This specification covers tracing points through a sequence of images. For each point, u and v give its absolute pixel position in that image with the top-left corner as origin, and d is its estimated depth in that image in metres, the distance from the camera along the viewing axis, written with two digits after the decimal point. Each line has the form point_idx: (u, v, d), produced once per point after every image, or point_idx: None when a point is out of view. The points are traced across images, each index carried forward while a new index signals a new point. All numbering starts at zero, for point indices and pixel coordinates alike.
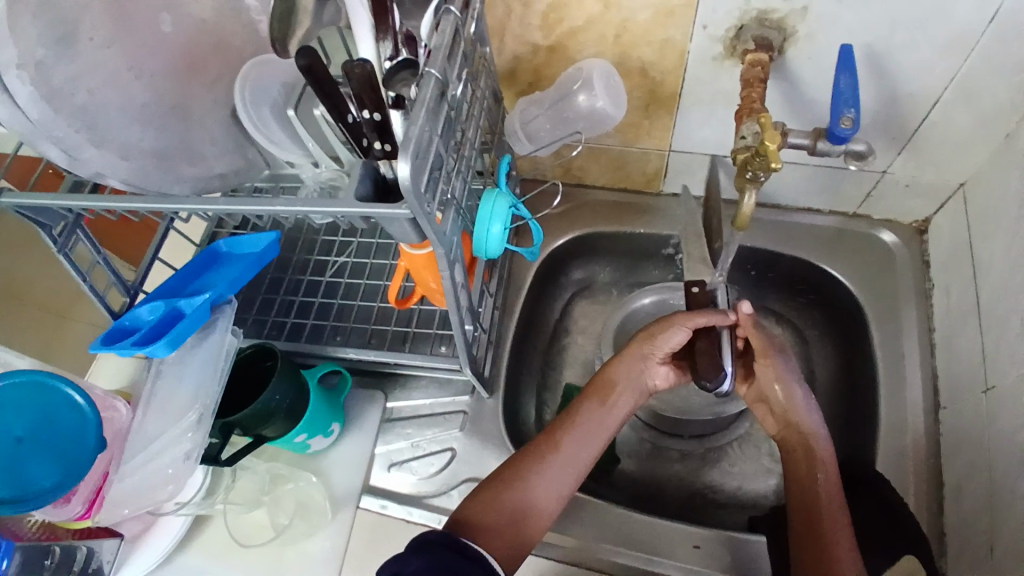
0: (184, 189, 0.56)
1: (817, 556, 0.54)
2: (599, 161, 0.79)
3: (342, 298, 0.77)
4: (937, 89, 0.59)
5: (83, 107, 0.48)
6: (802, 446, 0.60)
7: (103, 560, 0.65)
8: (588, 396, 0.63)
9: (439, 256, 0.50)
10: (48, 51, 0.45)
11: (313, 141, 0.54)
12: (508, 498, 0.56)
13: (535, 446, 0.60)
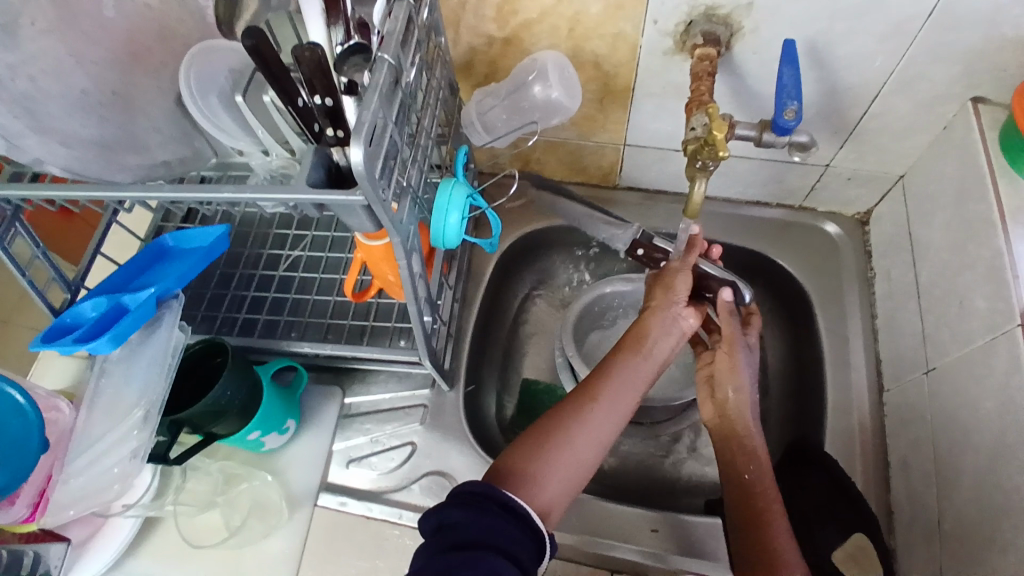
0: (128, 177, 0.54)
1: (757, 545, 0.56)
2: (556, 154, 0.79)
3: (297, 293, 0.75)
4: (876, 81, 0.63)
5: (21, 93, 0.46)
6: (734, 438, 0.61)
7: (51, 564, 0.62)
8: (619, 349, 0.60)
9: (395, 245, 0.50)
10: None
11: (263, 130, 0.53)
12: (535, 467, 0.51)
13: (565, 409, 0.55)
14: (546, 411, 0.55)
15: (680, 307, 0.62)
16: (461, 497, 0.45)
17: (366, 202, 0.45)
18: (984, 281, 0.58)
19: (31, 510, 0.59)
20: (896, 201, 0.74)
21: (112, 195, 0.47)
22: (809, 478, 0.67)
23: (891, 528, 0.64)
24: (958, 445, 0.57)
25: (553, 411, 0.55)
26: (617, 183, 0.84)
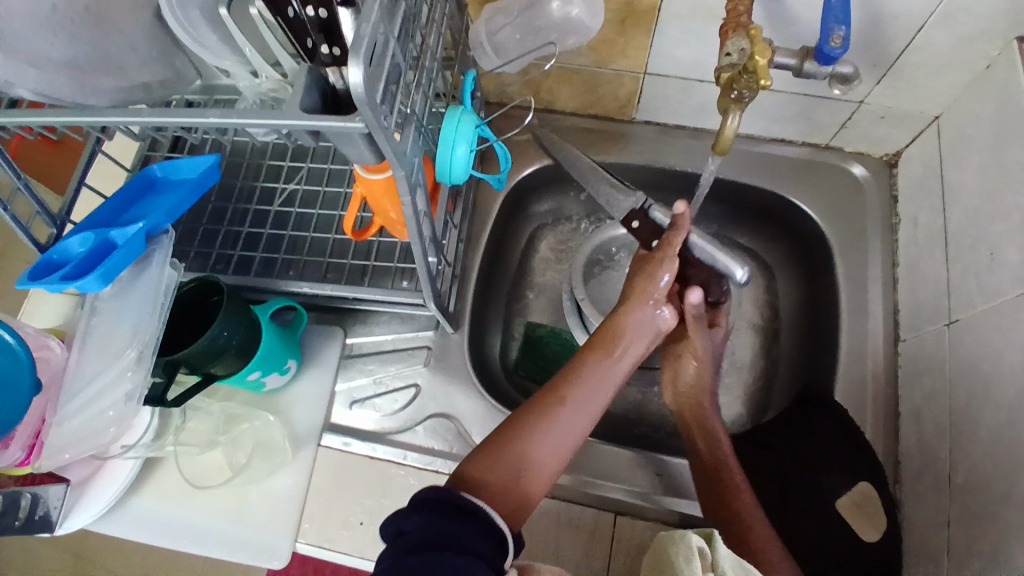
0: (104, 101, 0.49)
1: (718, 513, 0.56)
2: (571, 82, 0.74)
3: (293, 230, 0.71)
4: (924, 13, 0.56)
5: None
6: (698, 425, 0.64)
7: (50, 506, 0.62)
8: (591, 349, 0.58)
9: (399, 179, 0.46)
10: None
11: (250, 48, 0.48)
12: (509, 456, 0.49)
13: (539, 400, 0.53)
14: (513, 412, 0.53)
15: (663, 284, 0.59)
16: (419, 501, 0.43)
17: (367, 128, 0.41)
18: (1018, 230, 0.54)
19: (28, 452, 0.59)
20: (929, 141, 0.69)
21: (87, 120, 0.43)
22: (818, 427, 0.66)
23: (897, 477, 0.64)
24: (975, 399, 0.55)
25: (521, 411, 0.52)
26: (632, 116, 0.79)
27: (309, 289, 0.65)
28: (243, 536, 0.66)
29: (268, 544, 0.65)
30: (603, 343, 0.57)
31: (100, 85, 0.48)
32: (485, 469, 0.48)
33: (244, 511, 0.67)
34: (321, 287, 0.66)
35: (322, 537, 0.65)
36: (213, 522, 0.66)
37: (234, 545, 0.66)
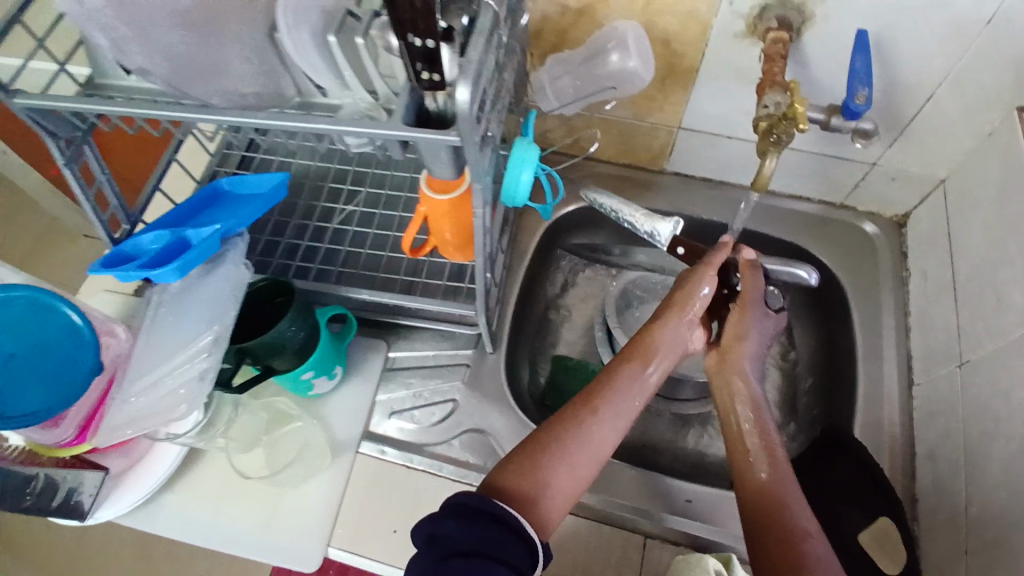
0: (221, 103, 0.55)
1: (777, 542, 0.51)
2: (610, 133, 0.81)
3: (349, 246, 0.76)
4: (934, 81, 0.65)
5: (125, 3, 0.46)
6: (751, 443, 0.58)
7: (84, 494, 0.63)
8: (626, 359, 0.61)
9: (476, 191, 0.52)
10: None
11: (352, 72, 0.54)
12: (544, 462, 0.52)
13: (573, 408, 0.57)
14: (549, 418, 0.57)
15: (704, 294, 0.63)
16: (453, 508, 0.45)
17: (460, 142, 0.47)
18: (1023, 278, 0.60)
19: (78, 432, 0.62)
20: (935, 204, 0.76)
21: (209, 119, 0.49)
22: (838, 461, 0.69)
23: (914, 513, 0.67)
24: (988, 434, 0.59)
25: (555, 420, 0.56)
26: (663, 167, 0.86)
27: (369, 295, 0.70)
28: (272, 540, 0.66)
29: (297, 549, 0.65)
30: (636, 355, 0.61)
31: (215, 88, 0.54)
32: (519, 476, 0.51)
33: (275, 516, 0.67)
34: (381, 295, 0.70)
35: (354, 545, 0.66)
36: (243, 524, 0.67)
37: (264, 549, 0.66)
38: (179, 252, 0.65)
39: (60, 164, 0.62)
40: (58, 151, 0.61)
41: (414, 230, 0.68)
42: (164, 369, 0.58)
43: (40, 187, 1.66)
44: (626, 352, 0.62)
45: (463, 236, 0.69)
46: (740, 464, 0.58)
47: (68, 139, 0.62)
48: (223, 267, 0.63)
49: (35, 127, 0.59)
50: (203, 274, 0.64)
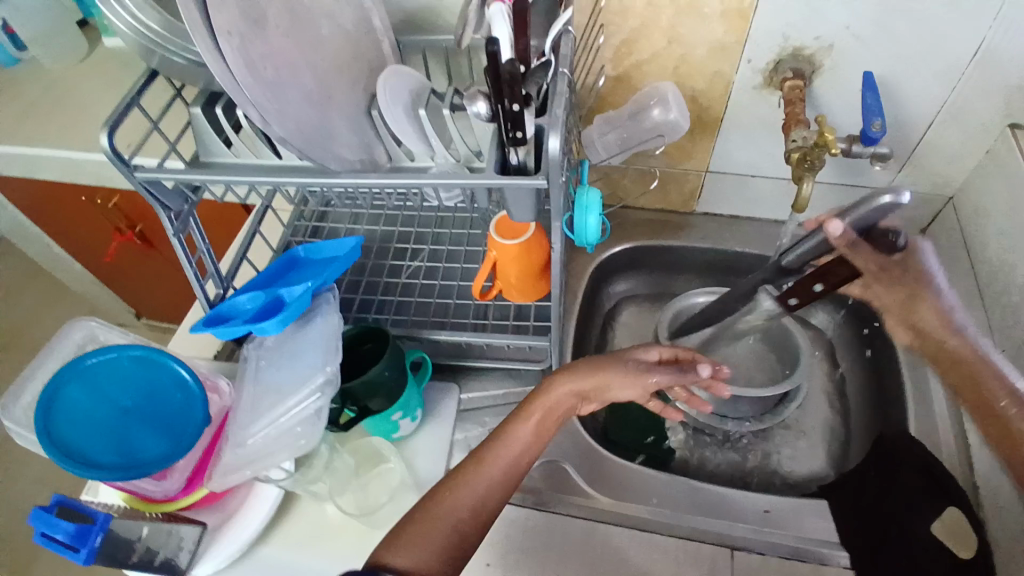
0: (341, 166, 0.60)
1: None
2: (647, 182, 0.91)
3: (419, 296, 0.84)
4: (932, 113, 0.75)
5: (268, 80, 0.51)
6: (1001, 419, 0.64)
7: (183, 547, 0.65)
8: (518, 419, 0.62)
9: (555, 228, 0.59)
10: (251, 34, 0.50)
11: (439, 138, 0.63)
12: (440, 525, 0.54)
13: (463, 468, 0.59)
14: (449, 473, 0.59)
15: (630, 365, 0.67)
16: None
17: (548, 185, 0.55)
18: None
19: (186, 484, 0.63)
20: (947, 221, 0.85)
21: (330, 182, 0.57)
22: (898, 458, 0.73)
23: (980, 502, 0.70)
24: None
25: (450, 484, 0.57)
26: (694, 209, 0.95)
27: (448, 335, 0.76)
28: None
29: None
30: (541, 414, 0.63)
31: (333, 152, 0.59)
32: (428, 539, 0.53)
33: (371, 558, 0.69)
34: (459, 334, 0.76)
35: None
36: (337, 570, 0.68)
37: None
38: (275, 310, 0.71)
39: (168, 235, 0.68)
40: (169, 223, 0.67)
41: (483, 275, 0.75)
42: (275, 407, 0.62)
43: (84, 280, 1.74)
44: (526, 404, 0.63)
45: (527, 278, 0.76)
46: (982, 386, 0.65)
47: (177, 212, 0.68)
48: (321, 318, 0.69)
49: (152, 202, 0.65)
50: (305, 325, 0.69)
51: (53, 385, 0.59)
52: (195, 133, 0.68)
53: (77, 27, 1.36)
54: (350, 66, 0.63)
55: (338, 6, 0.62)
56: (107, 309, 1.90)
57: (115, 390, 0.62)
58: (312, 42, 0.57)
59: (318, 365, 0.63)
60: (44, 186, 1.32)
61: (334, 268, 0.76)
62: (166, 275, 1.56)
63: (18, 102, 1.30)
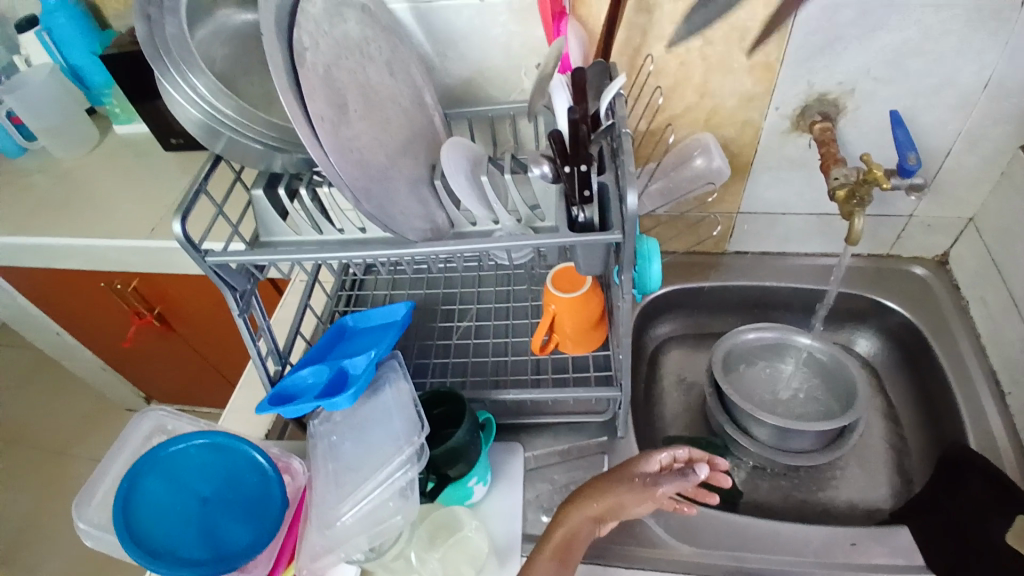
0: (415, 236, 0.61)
1: None
2: (679, 227, 0.94)
3: (473, 357, 0.83)
4: (949, 142, 0.79)
5: (354, 161, 0.53)
6: None
7: None
8: (542, 554, 0.61)
9: (627, 281, 0.60)
10: (336, 120, 0.52)
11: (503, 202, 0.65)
12: None
13: None
14: None
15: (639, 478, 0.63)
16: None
17: (623, 238, 0.57)
18: None
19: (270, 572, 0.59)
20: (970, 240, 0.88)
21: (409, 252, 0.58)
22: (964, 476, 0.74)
23: None
24: None
25: None
26: (725, 249, 0.98)
27: (515, 394, 0.74)
28: None
29: None
30: (556, 550, 0.61)
31: (404, 224, 0.61)
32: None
33: None
34: (525, 391, 0.75)
35: None
36: None
37: None
38: (341, 382, 0.70)
39: (233, 314, 0.67)
40: (235, 303, 0.67)
41: (542, 330, 0.76)
42: (364, 484, 0.61)
43: (91, 367, 1.69)
44: (547, 541, 0.62)
45: (587, 330, 0.76)
46: None
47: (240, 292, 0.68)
48: (390, 387, 0.69)
49: (219, 283, 0.65)
50: (373, 394, 0.69)
51: (127, 479, 0.58)
52: (258, 215, 0.69)
53: (88, 117, 1.38)
54: (410, 141, 0.66)
55: (396, 86, 0.65)
56: (114, 396, 1.85)
57: (194, 480, 0.60)
58: (381, 122, 0.60)
59: (402, 435, 0.63)
60: (62, 275, 1.31)
61: (390, 335, 0.77)
62: (182, 355, 1.54)
63: (32, 196, 1.30)
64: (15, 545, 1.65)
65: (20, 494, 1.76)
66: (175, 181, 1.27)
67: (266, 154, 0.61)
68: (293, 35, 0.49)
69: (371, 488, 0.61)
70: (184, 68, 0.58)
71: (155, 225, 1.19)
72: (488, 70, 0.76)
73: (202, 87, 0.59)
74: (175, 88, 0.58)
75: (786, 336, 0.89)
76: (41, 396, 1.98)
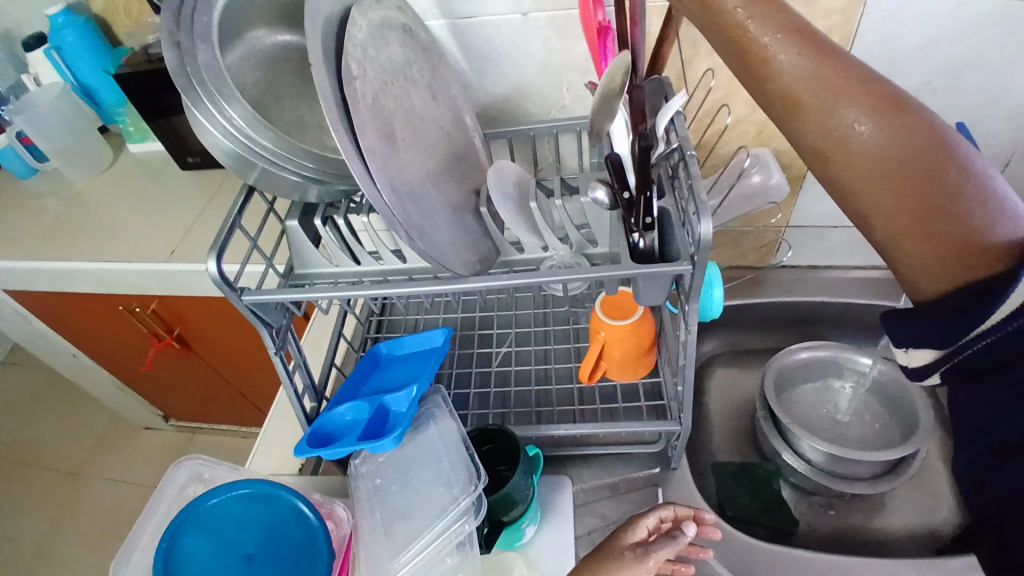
0: (465, 270, 0.58)
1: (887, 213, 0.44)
2: (722, 242, 0.90)
3: (516, 386, 0.80)
4: (1006, 151, 0.78)
5: (401, 196, 0.50)
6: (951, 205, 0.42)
7: None
8: None
9: (692, 312, 0.56)
10: (384, 150, 0.49)
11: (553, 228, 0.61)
12: None
13: None
14: None
15: (630, 548, 0.62)
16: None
17: (691, 269, 0.53)
18: None
19: None
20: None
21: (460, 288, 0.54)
22: None
23: None
24: None
25: None
26: (768, 264, 0.94)
27: (567, 430, 0.70)
28: None
29: None
30: None
31: (458, 257, 0.57)
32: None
33: None
34: (579, 426, 0.70)
35: None
36: None
37: None
38: (384, 421, 0.67)
39: (269, 353, 0.63)
40: (271, 342, 0.63)
41: (591, 355, 0.73)
42: (415, 538, 0.58)
43: (109, 387, 1.67)
44: None
45: (639, 357, 0.72)
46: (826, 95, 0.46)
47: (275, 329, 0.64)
48: (435, 424, 0.66)
49: (253, 321, 0.61)
50: (416, 434, 0.66)
51: (166, 541, 0.55)
52: (293, 247, 0.65)
53: (100, 137, 1.35)
54: (453, 166, 0.62)
55: (437, 109, 0.61)
56: (132, 415, 1.82)
57: (236, 535, 0.57)
58: (425, 149, 0.56)
59: (453, 483, 0.60)
60: (78, 299, 1.27)
61: (429, 364, 0.73)
62: (201, 375, 1.50)
63: (44, 220, 1.27)
64: (34, 570, 1.62)
65: (38, 517, 1.73)
66: (193, 201, 1.24)
67: (303, 185, 0.58)
68: (338, 63, 0.46)
69: (423, 543, 0.58)
70: (220, 98, 0.53)
71: (173, 247, 1.16)
72: (528, 87, 0.73)
73: (239, 119, 0.54)
74: (209, 119, 0.54)
75: (840, 354, 0.86)
76: (58, 415, 1.96)
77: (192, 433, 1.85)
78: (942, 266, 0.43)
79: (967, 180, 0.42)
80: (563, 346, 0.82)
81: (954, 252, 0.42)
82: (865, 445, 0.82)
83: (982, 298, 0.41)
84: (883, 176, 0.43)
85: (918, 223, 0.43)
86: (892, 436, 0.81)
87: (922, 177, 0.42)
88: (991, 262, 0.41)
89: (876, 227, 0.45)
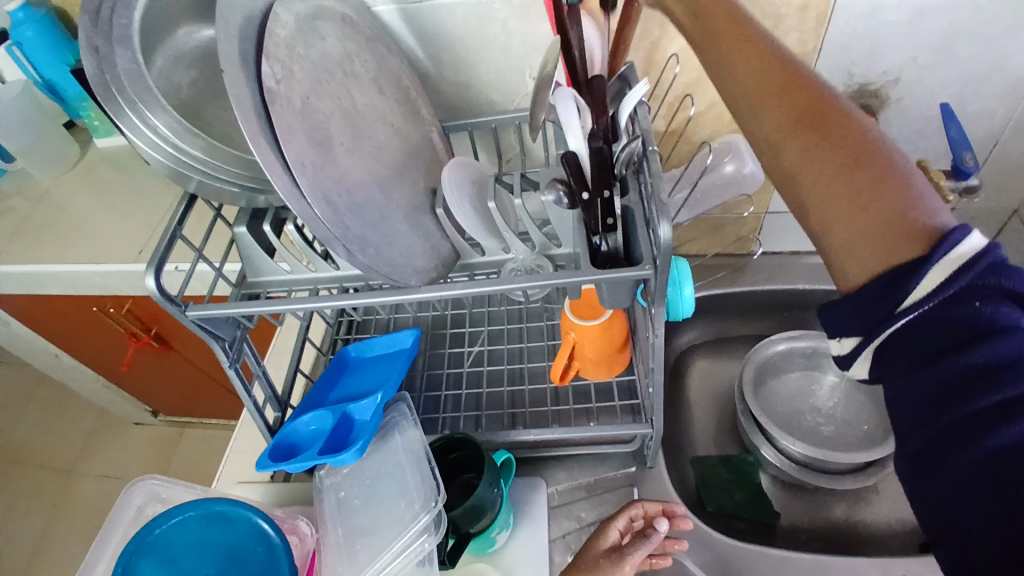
0: (419, 279, 0.55)
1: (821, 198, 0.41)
2: (699, 229, 0.87)
3: (488, 387, 0.77)
4: (996, 132, 0.74)
5: (336, 207, 0.47)
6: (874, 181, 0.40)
7: None
8: None
9: (657, 316, 0.53)
10: (314, 160, 0.46)
11: (512, 231, 0.58)
12: None
13: None
14: None
15: (605, 559, 0.60)
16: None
17: (654, 274, 0.50)
18: None
19: None
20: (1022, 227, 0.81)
21: (411, 298, 0.51)
22: None
23: None
24: None
25: None
26: (750, 250, 0.91)
27: (537, 434, 0.68)
28: None
29: None
30: None
31: (409, 265, 0.55)
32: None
33: None
34: (550, 430, 0.69)
35: None
36: None
37: None
38: (348, 431, 0.65)
39: (224, 367, 0.61)
40: (223, 354, 0.61)
41: (562, 355, 0.70)
42: (375, 554, 0.57)
43: (93, 385, 1.65)
44: None
45: (612, 356, 0.70)
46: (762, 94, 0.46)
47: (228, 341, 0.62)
48: (399, 433, 0.64)
49: (202, 335, 0.59)
50: (379, 443, 0.64)
51: (122, 566, 0.54)
52: (243, 255, 0.63)
53: (67, 132, 1.31)
54: (407, 165, 0.59)
55: (387, 105, 0.58)
56: (120, 411, 1.80)
57: (192, 561, 0.56)
58: (370, 151, 0.53)
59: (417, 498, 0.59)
60: (50, 301, 1.25)
61: (393, 370, 0.70)
62: (184, 372, 1.49)
63: (10, 220, 1.23)
64: (30, 567, 1.63)
65: (32, 515, 1.74)
66: (161, 198, 1.20)
67: (246, 194, 0.55)
68: (260, 68, 0.43)
69: (384, 561, 0.56)
70: (141, 106, 0.50)
71: (142, 248, 1.13)
72: (488, 75, 0.69)
73: (163, 126, 0.51)
74: (131, 130, 0.51)
75: (821, 345, 0.83)
76: (47, 414, 1.94)
77: (182, 428, 1.84)
78: (866, 243, 0.39)
79: (896, 170, 0.40)
80: (537, 344, 0.79)
81: (879, 228, 0.39)
82: (847, 437, 0.80)
83: (896, 284, 0.37)
84: (807, 158, 0.42)
85: (847, 204, 0.40)
86: (874, 429, 0.80)
87: (844, 163, 0.41)
88: (914, 242, 0.37)
89: (812, 216, 0.42)
